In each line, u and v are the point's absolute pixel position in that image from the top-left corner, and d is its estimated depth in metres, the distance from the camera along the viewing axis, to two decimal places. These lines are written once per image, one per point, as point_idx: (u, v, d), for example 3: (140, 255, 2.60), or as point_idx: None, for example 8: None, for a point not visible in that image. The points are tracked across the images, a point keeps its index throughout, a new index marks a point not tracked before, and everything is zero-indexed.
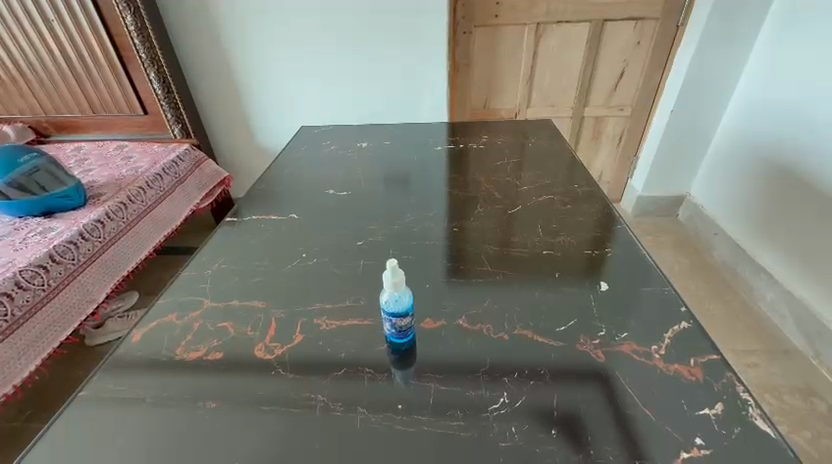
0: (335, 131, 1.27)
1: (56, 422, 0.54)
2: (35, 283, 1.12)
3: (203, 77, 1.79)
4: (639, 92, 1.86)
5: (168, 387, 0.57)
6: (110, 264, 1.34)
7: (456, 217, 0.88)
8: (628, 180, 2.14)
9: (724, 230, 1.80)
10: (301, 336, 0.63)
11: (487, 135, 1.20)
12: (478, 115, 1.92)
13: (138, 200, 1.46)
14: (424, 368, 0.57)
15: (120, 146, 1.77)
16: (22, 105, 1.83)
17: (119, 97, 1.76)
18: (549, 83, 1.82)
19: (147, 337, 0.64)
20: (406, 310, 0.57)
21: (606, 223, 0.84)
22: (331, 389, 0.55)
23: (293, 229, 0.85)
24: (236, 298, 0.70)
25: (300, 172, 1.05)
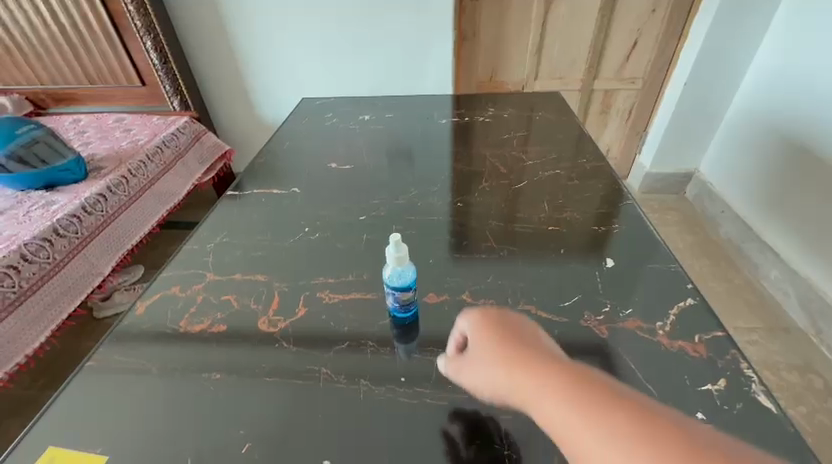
0: (336, 103, 1.23)
1: (66, 390, 0.55)
2: (41, 256, 1.13)
3: (200, 46, 1.73)
4: (651, 64, 1.79)
5: (174, 358, 0.58)
6: (115, 237, 1.34)
7: (460, 192, 0.86)
8: (636, 156, 2.08)
9: (731, 208, 1.77)
10: (304, 309, 0.63)
11: (493, 108, 1.16)
12: (484, 88, 1.86)
13: (139, 173, 1.45)
14: (426, 342, 0.58)
15: (118, 118, 1.74)
16: (17, 76, 1.78)
17: (116, 67, 1.72)
18: (558, 54, 1.75)
19: (151, 309, 0.65)
20: (409, 284, 0.57)
21: (613, 199, 0.82)
22: (334, 361, 0.56)
23: (294, 204, 0.84)
24: (239, 272, 0.70)
25: (301, 145, 1.03)
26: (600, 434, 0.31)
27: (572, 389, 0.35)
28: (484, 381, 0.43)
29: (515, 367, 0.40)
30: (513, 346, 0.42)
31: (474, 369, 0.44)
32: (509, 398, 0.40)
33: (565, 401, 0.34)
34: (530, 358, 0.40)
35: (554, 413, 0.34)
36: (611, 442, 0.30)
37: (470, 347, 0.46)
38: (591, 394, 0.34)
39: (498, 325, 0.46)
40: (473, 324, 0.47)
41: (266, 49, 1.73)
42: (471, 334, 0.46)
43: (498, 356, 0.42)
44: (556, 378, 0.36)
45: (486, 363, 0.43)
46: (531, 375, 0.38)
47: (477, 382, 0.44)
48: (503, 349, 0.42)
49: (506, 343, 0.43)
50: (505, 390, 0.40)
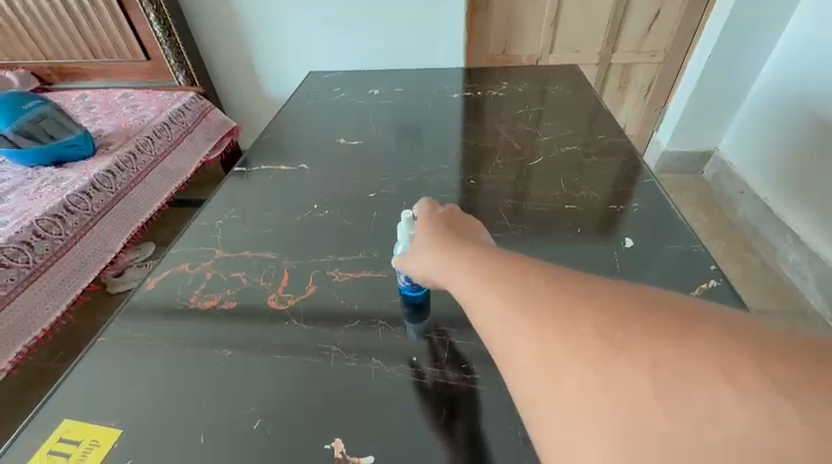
0: (344, 77, 1.20)
1: (80, 364, 0.55)
2: (53, 232, 1.14)
3: (203, 18, 1.68)
4: (674, 36, 1.70)
5: (185, 334, 0.58)
6: (125, 214, 1.34)
7: (472, 169, 0.83)
8: (652, 134, 2.01)
9: (751, 188, 1.72)
10: (314, 287, 0.62)
11: (506, 82, 1.12)
12: (497, 62, 1.79)
13: (146, 150, 1.44)
14: (439, 322, 0.57)
15: (124, 94, 1.72)
16: (22, 50, 1.76)
17: (119, 40, 1.68)
18: (575, 24, 1.67)
19: (162, 285, 0.65)
20: None
21: (633, 177, 0.79)
22: (345, 339, 0.55)
23: (302, 180, 0.82)
24: (248, 249, 0.69)
25: (308, 120, 1.01)
26: (499, 298, 0.33)
27: (483, 266, 0.37)
28: (422, 267, 0.46)
29: (445, 250, 0.43)
30: (447, 235, 0.45)
31: (415, 258, 0.47)
32: (440, 280, 0.42)
33: (476, 277, 0.36)
34: (459, 243, 0.43)
35: (467, 286, 0.37)
36: (506, 301, 0.32)
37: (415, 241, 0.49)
38: (497, 268, 0.36)
39: (442, 221, 0.49)
40: (421, 220, 0.51)
41: (272, 21, 1.67)
42: (417, 230, 0.50)
43: (433, 242, 0.45)
44: (473, 259, 0.39)
45: (423, 252, 0.46)
46: (455, 259, 0.40)
47: (419, 269, 0.47)
48: (440, 237, 0.45)
49: (443, 234, 0.46)
50: (437, 271, 0.43)
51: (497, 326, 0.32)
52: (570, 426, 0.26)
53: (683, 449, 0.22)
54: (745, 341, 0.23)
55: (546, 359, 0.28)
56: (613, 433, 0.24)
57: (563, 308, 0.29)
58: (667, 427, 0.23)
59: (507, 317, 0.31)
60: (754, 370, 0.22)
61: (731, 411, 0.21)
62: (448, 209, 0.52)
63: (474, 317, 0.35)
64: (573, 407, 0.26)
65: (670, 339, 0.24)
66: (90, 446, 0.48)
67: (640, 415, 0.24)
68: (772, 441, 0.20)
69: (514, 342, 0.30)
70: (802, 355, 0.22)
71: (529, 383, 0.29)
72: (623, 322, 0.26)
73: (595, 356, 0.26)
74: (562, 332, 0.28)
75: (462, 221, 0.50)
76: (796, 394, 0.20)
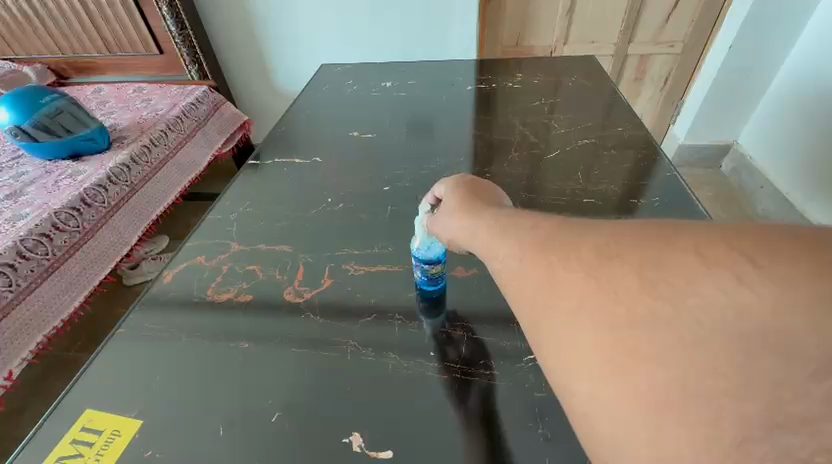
0: (355, 69, 1.19)
1: (100, 356, 0.56)
2: (71, 225, 1.16)
3: (215, 10, 1.68)
4: (694, 27, 1.65)
5: (202, 326, 0.58)
6: (140, 207, 1.36)
7: (487, 162, 0.82)
8: (669, 127, 1.96)
9: (771, 182, 1.68)
10: (329, 281, 0.62)
11: (521, 73, 1.09)
12: (510, 54, 1.76)
13: (160, 143, 1.45)
14: (457, 318, 0.56)
15: (138, 88, 1.74)
16: (38, 45, 1.78)
17: (133, 34, 1.69)
18: (592, 14, 1.63)
19: (178, 278, 0.65)
20: (439, 257, 0.55)
21: (652, 170, 0.77)
22: (360, 334, 0.55)
23: (316, 174, 0.82)
24: (263, 242, 0.69)
25: (320, 114, 1.00)
26: (510, 239, 0.34)
27: (501, 219, 0.38)
28: (452, 238, 0.45)
29: (470, 216, 0.42)
30: (471, 204, 0.44)
31: (444, 229, 0.46)
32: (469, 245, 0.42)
33: (493, 229, 0.37)
34: (485, 209, 0.42)
35: (485, 238, 0.38)
36: (517, 241, 0.33)
37: (439, 213, 0.48)
38: (513, 220, 0.36)
39: (463, 190, 0.48)
40: (445, 193, 0.50)
41: (283, 14, 1.67)
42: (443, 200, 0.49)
43: (459, 211, 0.45)
44: (491, 215, 0.40)
45: (450, 223, 0.45)
46: (474, 222, 0.41)
47: (449, 240, 0.46)
48: (464, 207, 0.44)
49: (469, 203, 0.45)
50: (465, 238, 0.42)
51: (507, 264, 0.33)
52: (565, 331, 0.27)
53: (663, 330, 0.22)
54: (725, 231, 0.22)
55: (548, 282, 0.29)
56: (601, 329, 0.25)
57: (566, 237, 0.30)
58: (647, 313, 0.23)
59: (515, 253, 0.33)
60: (725, 249, 0.21)
61: (703, 288, 0.21)
62: (469, 178, 0.50)
63: (489, 261, 0.36)
64: (568, 315, 0.27)
65: (655, 241, 0.24)
66: (112, 435, 0.49)
67: (623, 307, 0.24)
68: (743, 308, 0.20)
69: (524, 277, 0.31)
70: (793, 236, 0.20)
71: (538, 310, 0.30)
72: (613, 236, 0.27)
73: (585, 265, 0.27)
74: (561, 256, 0.29)
75: (487, 189, 0.48)
76: (770, 264, 0.19)
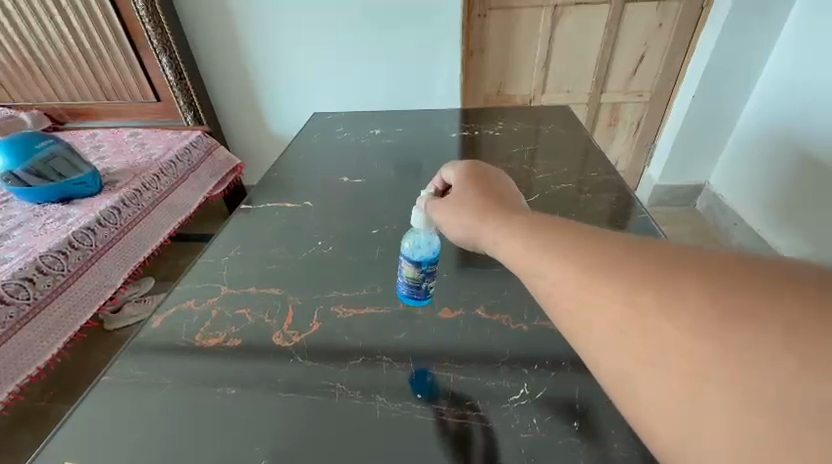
0: (346, 117, 1.25)
1: (81, 406, 0.55)
2: (55, 269, 1.15)
3: (214, 63, 1.78)
4: (659, 77, 1.79)
5: (188, 371, 0.58)
6: (127, 250, 1.35)
7: None
8: (644, 169, 2.08)
9: (743, 219, 1.76)
10: (318, 324, 0.63)
11: (501, 122, 1.17)
12: (493, 101, 1.88)
13: (152, 187, 1.47)
14: (442, 359, 0.57)
15: (133, 133, 1.78)
16: (37, 92, 1.84)
17: (132, 83, 1.77)
18: (565, 66, 1.77)
19: (166, 322, 0.65)
20: (419, 262, 0.59)
21: (626, 212, 0.82)
22: (348, 376, 0.55)
23: (308, 218, 0.84)
24: (253, 286, 0.70)
25: (312, 159, 1.04)
26: (549, 257, 0.34)
27: (533, 228, 0.38)
28: (445, 222, 0.52)
29: (484, 218, 0.45)
30: (490, 205, 0.47)
31: (439, 210, 0.54)
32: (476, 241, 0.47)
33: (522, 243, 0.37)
34: (505, 212, 0.44)
35: (515, 254, 0.38)
36: (557, 259, 0.34)
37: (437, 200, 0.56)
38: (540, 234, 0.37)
39: (475, 183, 0.54)
40: (454, 180, 0.56)
41: (278, 65, 1.77)
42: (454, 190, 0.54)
43: (462, 200, 0.51)
44: (519, 223, 0.40)
45: (449, 205, 0.52)
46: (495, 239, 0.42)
47: (439, 221, 0.54)
48: (464, 199, 0.51)
49: (476, 195, 0.51)
50: (470, 230, 0.47)
51: (551, 286, 0.34)
52: (625, 365, 0.28)
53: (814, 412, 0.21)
54: None
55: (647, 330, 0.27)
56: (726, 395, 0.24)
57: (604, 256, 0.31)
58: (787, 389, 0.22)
59: (587, 286, 0.31)
60: None
61: None
62: (479, 171, 0.56)
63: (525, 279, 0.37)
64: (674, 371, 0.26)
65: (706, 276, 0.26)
66: None
67: (754, 378, 0.23)
68: None
69: (607, 322, 0.29)
70: None
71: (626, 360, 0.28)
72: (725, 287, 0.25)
73: (646, 297, 0.27)
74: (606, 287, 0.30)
75: (497, 181, 0.54)
76: None
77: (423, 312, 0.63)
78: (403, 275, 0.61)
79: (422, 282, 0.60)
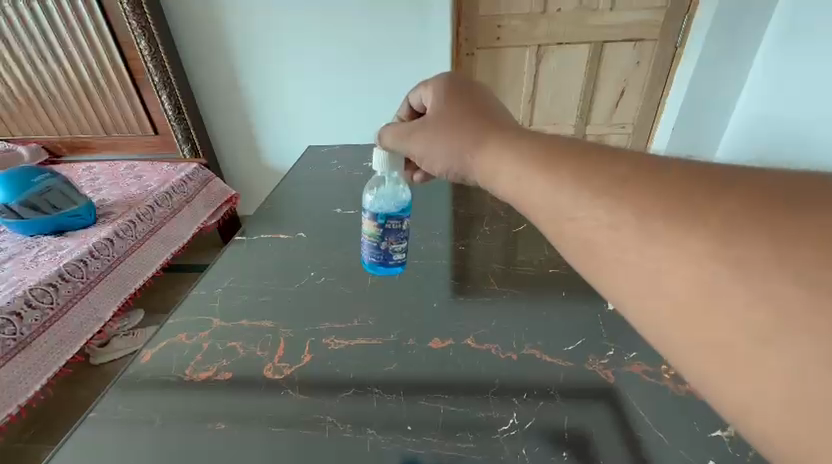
0: (340, 151, 1.29)
1: (65, 445, 0.54)
2: (44, 302, 1.14)
3: (213, 98, 1.85)
4: (640, 112, 1.88)
5: (176, 407, 0.57)
6: (118, 282, 1.34)
7: (462, 235, 0.88)
8: None
9: None
10: (310, 355, 0.63)
11: None
12: None
13: (147, 218, 1.49)
14: (433, 390, 0.57)
15: (130, 165, 1.81)
16: (36, 126, 1.88)
17: (131, 117, 1.81)
18: (551, 102, 1.86)
19: (157, 356, 0.64)
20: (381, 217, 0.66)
21: None
22: (340, 409, 0.55)
23: (301, 249, 0.86)
24: (245, 318, 0.70)
25: (306, 191, 1.07)
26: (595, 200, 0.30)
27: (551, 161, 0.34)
28: (420, 149, 0.55)
29: (482, 142, 0.44)
30: (489, 132, 0.44)
31: (411, 136, 0.56)
32: (464, 168, 0.47)
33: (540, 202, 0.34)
34: (506, 138, 0.41)
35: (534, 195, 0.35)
36: (596, 202, 0.30)
37: (418, 127, 0.54)
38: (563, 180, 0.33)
39: (458, 101, 0.51)
40: (433, 101, 0.54)
41: (274, 100, 1.84)
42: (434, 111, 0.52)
43: (446, 121, 0.50)
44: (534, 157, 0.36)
45: (423, 128, 0.53)
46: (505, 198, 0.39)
47: (414, 151, 0.56)
48: (445, 119, 0.50)
49: (457, 114, 0.49)
50: (459, 157, 0.47)
51: (592, 230, 0.30)
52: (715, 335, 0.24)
53: None
54: None
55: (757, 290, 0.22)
56: None
57: (647, 202, 0.27)
58: None
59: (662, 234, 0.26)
60: None
61: None
62: (458, 87, 0.54)
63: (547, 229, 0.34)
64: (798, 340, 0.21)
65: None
66: None
67: None
68: None
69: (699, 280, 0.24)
70: None
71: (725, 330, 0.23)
72: None
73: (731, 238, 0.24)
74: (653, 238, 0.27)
75: (477, 92, 0.53)
76: None
77: (413, 343, 0.64)
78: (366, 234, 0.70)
79: (381, 242, 0.69)
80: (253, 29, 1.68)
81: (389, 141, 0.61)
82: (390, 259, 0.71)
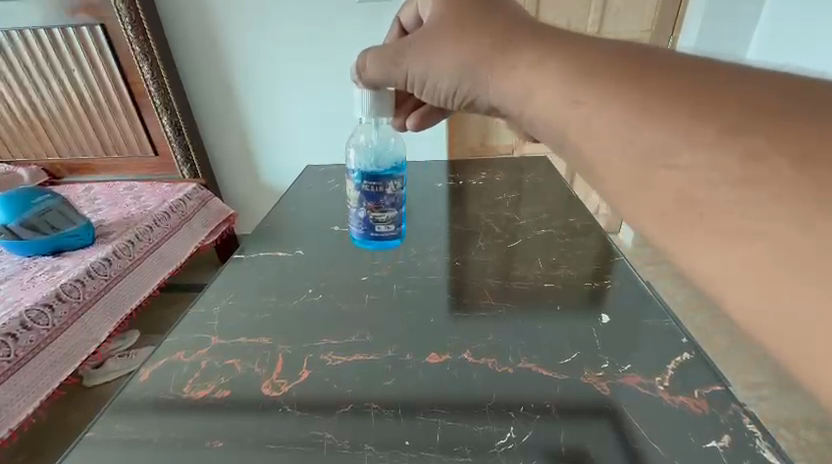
0: (337, 169, 1.30)
1: None
2: (40, 323, 1.14)
3: (213, 119, 1.88)
4: None
5: (173, 426, 0.57)
6: (115, 302, 1.34)
7: (458, 251, 0.89)
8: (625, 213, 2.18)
9: None
10: (307, 372, 0.63)
11: (485, 172, 1.22)
12: (478, 152, 1.99)
13: (145, 237, 1.49)
14: (429, 404, 0.57)
15: (129, 185, 1.83)
16: (37, 148, 1.90)
17: (131, 138, 1.84)
18: None
19: (155, 374, 0.65)
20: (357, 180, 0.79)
21: (606, 256, 0.86)
22: (336, 426, 0.55)
23: (299, 265, 0.87)
24: (243, 335, 0.71)
25: (304, 210, 1.08)
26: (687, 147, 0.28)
27: (624, 90, 0.31)
28: (416, 70, 0.53)
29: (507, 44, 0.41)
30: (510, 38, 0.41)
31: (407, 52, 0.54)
32: (474, 84, 0.45)
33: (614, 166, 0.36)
34: (534, 46, 0.39)
35: (595, 137, 0.33)
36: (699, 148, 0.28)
37: (422, 48, 0.50)
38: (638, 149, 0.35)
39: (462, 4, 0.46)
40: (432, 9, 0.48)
41: (272, 118, 1.87)
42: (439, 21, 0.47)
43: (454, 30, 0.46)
44: (586, 75, 0.34)
45: (421, 38, 0.50)
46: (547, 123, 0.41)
47: (416, 70, 0.53)
48: (451, 26, 0.46)
49: (468, 18, 0.45)
50: (469, 73, 0.45)
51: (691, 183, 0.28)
52: None
53: None
54: None
55: None
56: None
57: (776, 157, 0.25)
58: None
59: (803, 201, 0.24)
60: None
61: None
62: None
63: (618, 194, 0.33)
64: None
65: None
66: None
67: None
68: None
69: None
70: None
71: None
72: None
73: None
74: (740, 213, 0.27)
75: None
76: None
77: (410, 358, 0.64)
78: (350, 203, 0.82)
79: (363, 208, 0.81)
80: (251, 51, 1.74)
81: (374, 72, 0.60)
82: (375, 223, 0.83)
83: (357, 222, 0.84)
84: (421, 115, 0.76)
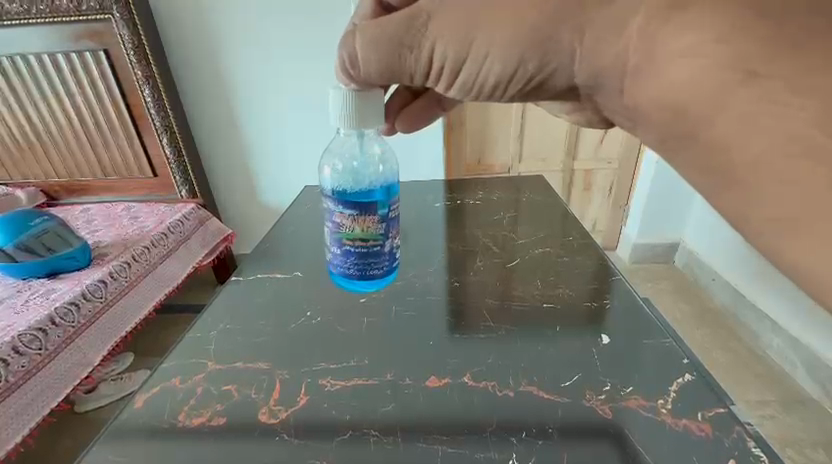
0: None
1: None
2: (33, 347, 1.12)
3: (213, 140, 1.90)
4: (622, 148, 2.02)
5: (168, 457, 0.56)
6: (110, 325, 1.33)
7: (457, 271, 0.89)
8: (622, 228, 2.20)
9: (720, 275, 1.89)
10: (306, 398, 0.62)
11: (482, 191, 1.23)
12: (474, 170, 2.02)
13: (142, 259, 1.48)
14: (429, 429, 0.57)
15: (127, 207, 1.83)
16: (37, 171, 1.90)
17: (131, 160, 1.86)
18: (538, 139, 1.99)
19: (149, 401, 0.63)
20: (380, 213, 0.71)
21: (603, 276, 0.85)
22: (336, 454, 0.54)
23: (297, 287, 0.86)
24: (240, 360, 0.70)
25: (303, 230, 1.08)
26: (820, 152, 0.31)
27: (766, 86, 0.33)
28: (434, 39, 0.50)
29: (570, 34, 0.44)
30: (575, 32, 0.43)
31: (428, 30, 0.51)
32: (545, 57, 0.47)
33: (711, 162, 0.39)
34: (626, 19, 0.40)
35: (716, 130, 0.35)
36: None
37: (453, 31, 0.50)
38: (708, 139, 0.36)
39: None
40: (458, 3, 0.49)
41: (270, 138, 1.89)
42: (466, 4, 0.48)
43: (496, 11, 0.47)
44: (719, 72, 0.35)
45: (458, 18, 0.49)
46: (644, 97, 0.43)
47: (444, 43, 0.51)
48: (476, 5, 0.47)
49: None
50: (528, 50, 0.47)
51: None
52: None
53: None
54: None
55: None
56: None
57: None
58: None
59: None
60: None
61: None
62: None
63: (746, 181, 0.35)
64: None
65: None
66: None
67: None
68: None
69: None
70: None
71: None
72: None
73: None
74: None
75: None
76: None
77: (409, 381, 0.63)
78: (372, 240, 0.73)
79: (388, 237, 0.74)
80: (247, 72, 1.77)
81: (382, 54, 0.55)
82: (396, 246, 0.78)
83: (383, 257, 0.75)
84: (415, 112, 0.77)
